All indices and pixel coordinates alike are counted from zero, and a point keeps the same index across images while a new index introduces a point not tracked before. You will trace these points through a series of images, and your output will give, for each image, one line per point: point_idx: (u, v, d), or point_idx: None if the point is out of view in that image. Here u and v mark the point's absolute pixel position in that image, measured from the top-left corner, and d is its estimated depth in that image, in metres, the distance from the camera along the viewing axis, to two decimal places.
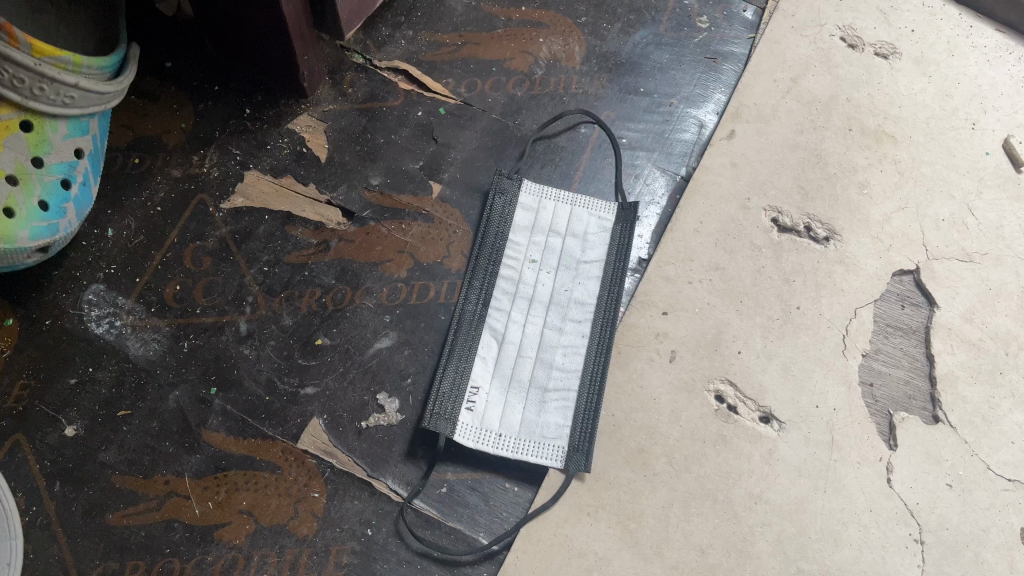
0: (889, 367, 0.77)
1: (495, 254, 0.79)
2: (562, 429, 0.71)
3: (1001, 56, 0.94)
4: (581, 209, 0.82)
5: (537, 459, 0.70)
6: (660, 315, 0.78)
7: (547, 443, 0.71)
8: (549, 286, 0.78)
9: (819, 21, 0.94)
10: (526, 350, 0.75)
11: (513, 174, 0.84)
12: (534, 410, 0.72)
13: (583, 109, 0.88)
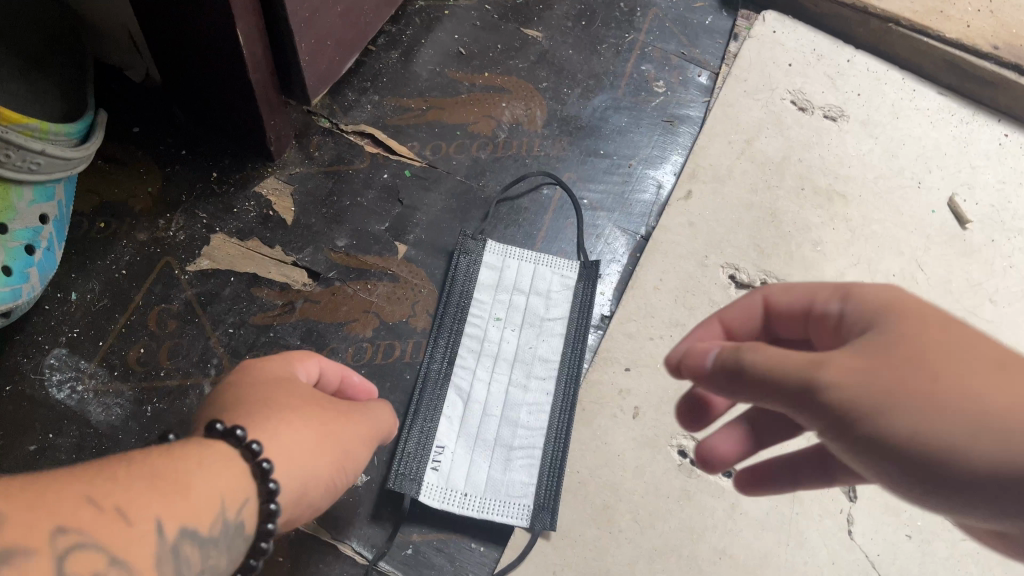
0: None
1: (460, 314, 0.80)
2: (527, 487, 0.72)
3: (944, 118, 0.98)
4: (544, 267, 0.84)
5: (503, 518, 0.71)
6: (623, 371, 0.79)
7: (513, 501, 0.71)
8: (514, 344, 0.80)
9: (770, 85, 0.98)
10: (491, 409, 0.76)
11: (477, 234, 0.85)
12: (499, 468, 0.73)
13: (545, 171, 0.91)
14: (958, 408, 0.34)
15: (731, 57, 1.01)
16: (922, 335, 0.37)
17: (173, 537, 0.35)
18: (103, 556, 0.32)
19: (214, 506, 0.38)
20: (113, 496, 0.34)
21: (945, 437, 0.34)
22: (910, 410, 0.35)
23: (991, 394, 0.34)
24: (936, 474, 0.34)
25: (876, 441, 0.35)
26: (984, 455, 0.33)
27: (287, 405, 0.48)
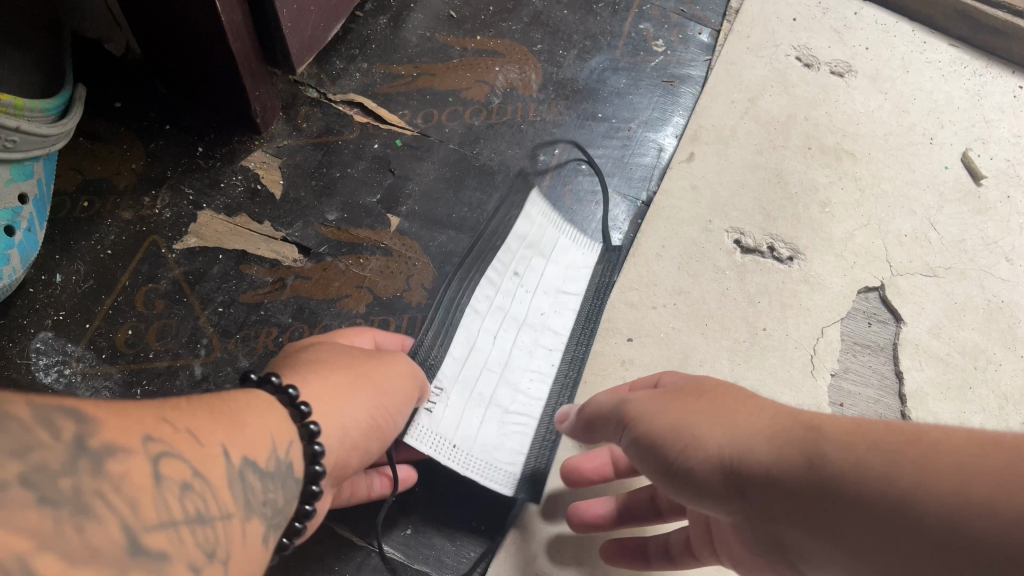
0: (858, 386, 0.76)
1: (482, 257, 0.74)
2: (516, 456, 0.67)
3: (956, 71, 0.94)
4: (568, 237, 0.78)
5: (488, 482, 0.65)
6: (625, 341, 0.76)
7: (499, 468, 0.66)
8: (526, 305, 0.73)
9: (774, 41, 0.94)
10: (493, 366, 0.70)
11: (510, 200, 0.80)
12: (492, 430, 0.67)
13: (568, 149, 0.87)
14: (721, 419, 0.42)
15: (733, 14, 0.97)
16: (730, 390, 0.46)
17: (238, 461, 0.37)
18: (188, 468, 0.34)
19: (268, 438, 0.40)
20: (182, 420, 0.35)
21: (685, 428, 0.43)
22: (684, 424, 0.44)
23: (740, 413, 0.42)
24: (689, 477, 0.42)
25: (659, 454, 0.45)
26: (714, 447, 0.41)
27: (317, 368, 0.51)
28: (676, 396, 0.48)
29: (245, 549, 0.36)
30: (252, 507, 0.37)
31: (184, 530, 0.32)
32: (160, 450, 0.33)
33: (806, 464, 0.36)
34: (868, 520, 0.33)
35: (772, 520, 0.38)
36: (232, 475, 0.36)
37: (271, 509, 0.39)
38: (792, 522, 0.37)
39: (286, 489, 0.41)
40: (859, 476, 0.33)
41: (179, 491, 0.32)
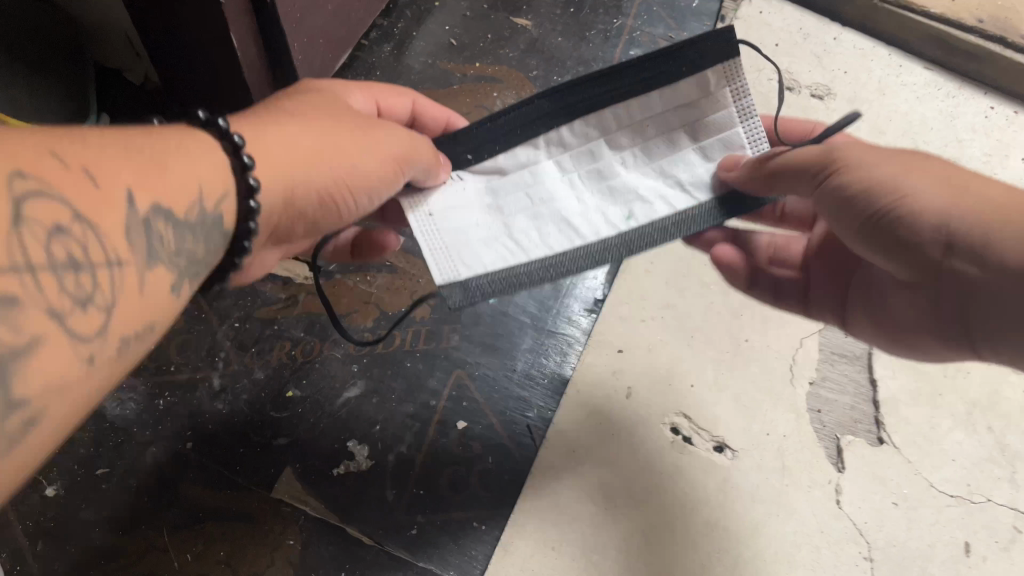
0: (835, 394, 0.82)
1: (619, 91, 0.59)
2: (482, 265, 0.59)
3: (931, 93, 0.99)
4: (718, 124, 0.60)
5: (431, 262, 0.59)
6: (616, 353, 0.81)
7: (456, 262, 0.59)
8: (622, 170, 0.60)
9: (757, 67, 0.99)
10: (535, 196, 0.60)
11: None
12: (483, 236, 0.60)
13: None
14: (951, 189, 0.48)
15: None
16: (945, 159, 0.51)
17: (142, 208, 0.39)
18: (67, 210, 0.35)
19: (186, 188, 0.43)
20: (76, 157, 0.37)
21: (910, 184, 0.49)
22: (902, 179, 0.49)
23: (968, 181, 0.49)
24: (892, 227, 0.50)
25: (863, 203, 0.50)
26: (936, 204, 0.48)
27: (281, 126, 0.52)
28: (888, 150, 0.52)
29: (153, 294, 0.40)
30: (156, 259, 0.40)
31: (77, 279, 0.35)
32: (33, 189, 0.34)
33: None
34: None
35: (988, 282, 0.47)
36: (130, 219, 0.38)
37: (185, 258, 0.43)
38: (996, 277, 0.46)
39: (204, 234, 0.45)
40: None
41: (51, 233, 0.34)
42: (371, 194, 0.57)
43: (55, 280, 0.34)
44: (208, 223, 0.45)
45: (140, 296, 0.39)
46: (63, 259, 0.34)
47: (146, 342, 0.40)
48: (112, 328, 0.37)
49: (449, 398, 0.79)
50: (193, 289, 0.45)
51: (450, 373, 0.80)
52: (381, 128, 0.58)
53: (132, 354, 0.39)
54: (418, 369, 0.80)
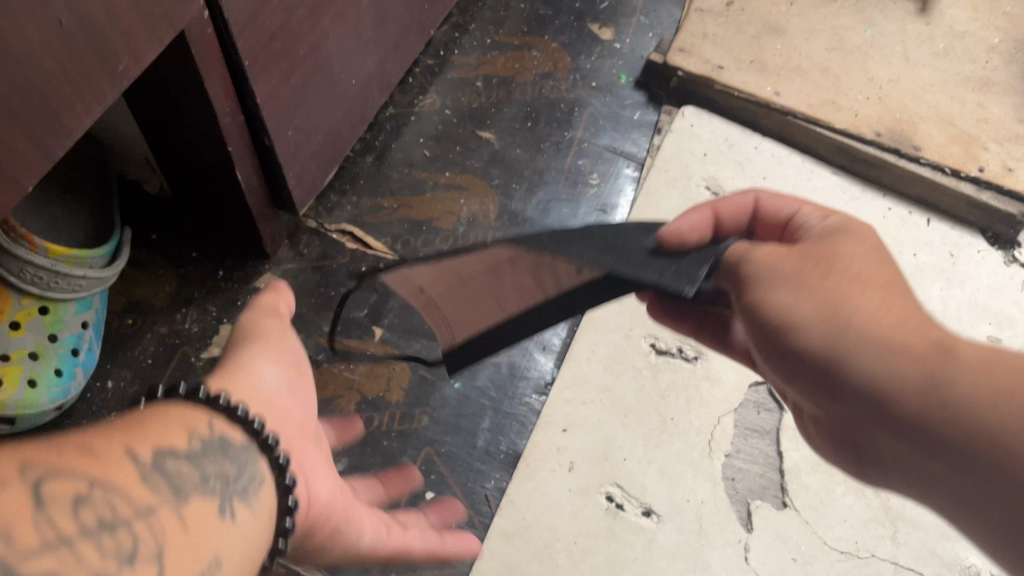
0: (747, 464, 0.96)
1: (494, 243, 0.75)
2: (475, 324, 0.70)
3: (838, 196, 1.15)
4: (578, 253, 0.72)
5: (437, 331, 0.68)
6: (561, 431, 0.96)
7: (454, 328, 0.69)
8: None
9: (687, 174, 1.14)
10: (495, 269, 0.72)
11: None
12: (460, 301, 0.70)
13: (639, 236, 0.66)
14: (837, 311, 0.51)
15: (655, 150, 1.18)
16: (841, 252, 0.54)
17: (146, 456, 0.45)
18: (82, 481, 0.39)
19: (179, 434, 0.49)
20: (92, 445, 0.43)
21: (799, 311, 0.52)
22: (793, 302, 0.52)
23: (842, 305, 0.51)
24: (788, 345, 0.54)
25: (764, 328, 0.55)
26: (817, 331, 0.51)
27: (244, 364, 0.62)
28: (791, 255, 0.54)
29: (195, 522, 0.45)
30: (184, 496, 0.45)
31: (115, 533, 0.39)
32: (43, 475, 0.38)
33: (928, 381, 0.47)
34: (963, 435, 0.46)
35: (872, 415, 0.51)
36: (140, 470, 0.44)
37: (217, 483, 0.49)
38: (885, 415, 0.50)
39: (219, 455, 0.51)
40: (968, 413, 0.45)
41: (75, 505, 0.38)
42: (290, 351, 0.69)
43: (95, 546, 0.38)
44: (214, 445, 0.51)
45: (183, 529, 0.43)
46: (94, 523, 0.38)
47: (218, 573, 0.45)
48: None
49: (420, 471, 0.94)
50: (241, 505, 0.50)
51: (420, 450, 0.95)
52: (251, 321, 0.68)
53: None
54: (394, 447, 0.95)
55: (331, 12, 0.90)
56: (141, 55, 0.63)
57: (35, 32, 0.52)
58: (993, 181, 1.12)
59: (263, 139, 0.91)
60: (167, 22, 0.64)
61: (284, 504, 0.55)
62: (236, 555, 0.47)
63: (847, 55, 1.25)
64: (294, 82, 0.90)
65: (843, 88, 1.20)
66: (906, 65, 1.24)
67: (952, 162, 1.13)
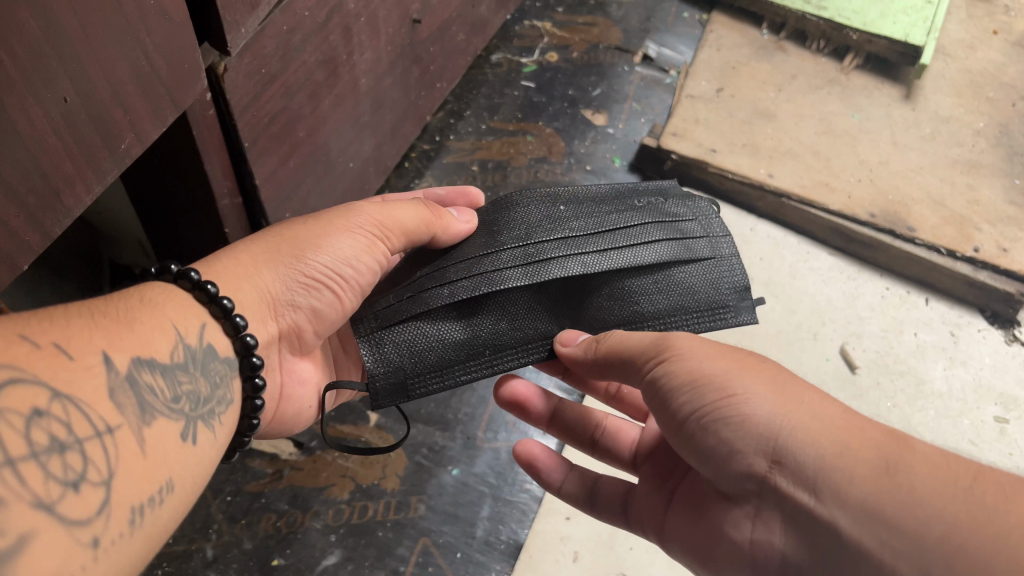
0: None
1: (523, 227, 0.72)
2: (495, 260, 0.70)
3: (835, 276, 1.16)
4: (517, 281, 0.69)
5: (456, 270, 0.70)
6: (563, 519, 0.92)
7: (458, 270, 0.70)
8: (504, 267, 0.69)
9: None
10: (520, 243, 0.70)
11: (449, 329, 0.70)
12: (482, 252, 0.71)
13: (386, 342, 0.69)
14: (779, 420, 0.53)
15: None
16: (786, 379, 0.56)
17: (119, 365, 0.50)
18: (45, 391, 0.43)
19: (165, 338, 0.55)
20: (46, 339, 0.46)
21: (759, 411, 0.53)
22: (735, 379, 0.56)
23: (793, 388, 0.55)
24: (717, 423, 0.54)
25: (704, 437, 0.55)
26: (761, 416, 0.53)
27: (295, 265, 0.67)
28: (755, 379, 0.56)
29: (157, 449, 0.50)
30: (151, 414, 0.50)
31: (65, 457, 0.43)
32: (12, 376, 0.42)
33: (885, 468, 0.49)
34: (915, 537, 0.46)
35: (801, 510, 0.51)
36: (111, 380, 0.48)
37: (186, 404, 0.55)
38: (825, 501, 0.50)
39: (196, 369, 0.57)
40: (920, 506, 0.47)
41: (31, 412, 0.42)
42: (367, 268, 0.71)
43: (42, 467, 0.41)
44: (194, 357, 0.57)
45: (137, 449, 0.48)
46: (47, 443, 0.42)
47: (164, 493, 0.50)
48: (114, 502, 0.45)
49: (416, 563, 0.89)
50: (204, 429, 0.56)
51: (416, 540, 0.91)
52: (378, 209, 0.72)
53: (151, 512, 0.48)
54: (389, 537, 0.91)
55: (330, 96, 0.91)
56: (144, 133, 0.63)
57: (40, 108, 0.52)
58: (989, 260, 1.12)
59: (260, 220, 0.91)
60: (171, 102, 0.64)
61: (247, 423, 0.64)
62: (186, 475, 0.53)
63: (837, 138, 1.27)
64: (293, 164, 0.90)
65: (835, 170, 1.22)
66: (896, 149, 1.27)
67: (948, 243, 1.14)
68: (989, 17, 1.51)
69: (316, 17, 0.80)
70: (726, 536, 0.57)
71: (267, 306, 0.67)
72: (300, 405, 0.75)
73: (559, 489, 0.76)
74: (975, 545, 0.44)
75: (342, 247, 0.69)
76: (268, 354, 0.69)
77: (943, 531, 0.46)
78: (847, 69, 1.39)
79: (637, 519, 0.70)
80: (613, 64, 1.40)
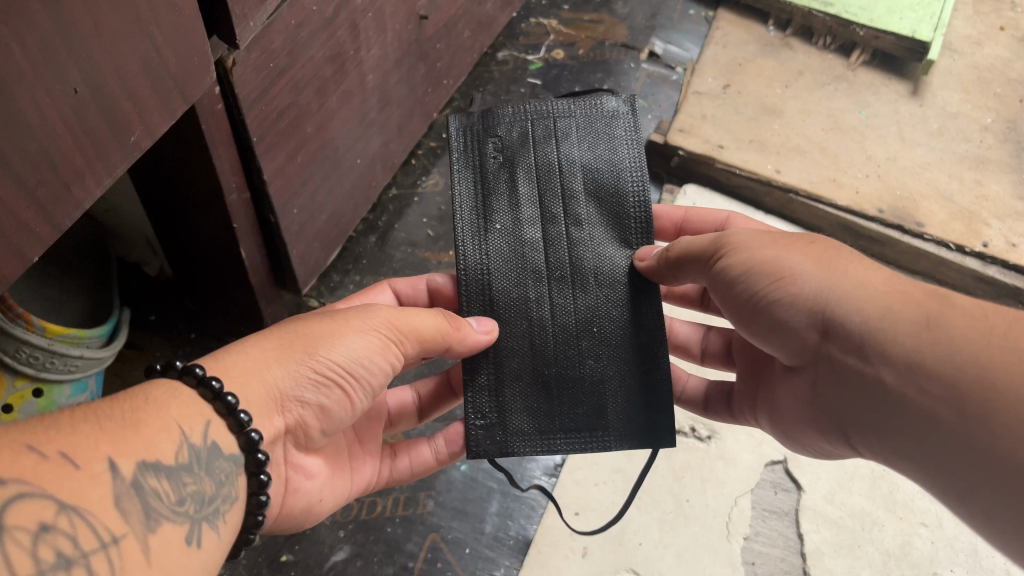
0: (767, 547, 0.93)
1: (518, 267, 0.72)
2: (542, 317, 0.72)
3: None
4: (583, 303, 0.72)
5: (524, 335, 0.71)
6: (573, 515, 0.92)
7: (529, 334, 0.72)
8: (560, 307, 0.72)
9: None
10: (547, 293, 0.72)
11: (599, 362, 0.71)
12: (524, 324, 0.72)
13: (591, 401, 0.71)
14: (828, 289, 0.56)
15: None
16: (835, 249, 0.59)
17: (126, 471, 0.47)
18: (50, 504, 0.42)
19: (171, 438, 0.52)
20: (53, 449, 0.44)
21: (810, 287, 0.57)
22: (783, 257, 0.59)
23: (840, 259, 0.57)
24: (775, 304, 0.59)
25: (768, 313, 0.60)
26: (810, 290, 0.57)
27: (304, 362, 0.62)
28: (804, 256, 0.58)
29: (164, 556, 0.48)
30: (156, 520, 0.48)
31: (70, 575, 0.41)
32: (18, 493, 0.41)
33: (926, 325, 0.51)
34: (953, 386, 0.48)
35: (854, 373, 0.55)
36: (117, 487, 0.47)
37: (191, 505, 0.52)
38: (873, 361, 0.53)
39: (204, 468, 0.54)
40: (957, 355, 0.49)
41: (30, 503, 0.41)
42: (380, 369, 0.67)
43: None
44: (203, 456, 0.54)
45: (143, 556, 0.46)
46: (52, 560, 0.41)
47: None
48: None
49: (425, 559, 0.89)
50: (210, 530, 0.53)
51: (425, 536, 0.91)
52: (383, 313, 0.67)
53: None
54: (398, 533, 0.91)
55: (338, 92, 0.91)
56: (153, 127, 0.63)
57: (51, 100, 0.52)
58: (998, 256, 1.12)
59: (268, 215, 0.91)
60: (180, 95, 0.64)
61: (252, 520, 0.60)
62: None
63: (844, 135, 1.27)
64: (301, 160, 0.90)
65: (842, 166, 1.22)
66: (903, 144, 1.26)
67: (956, 238, 1.13)
68: (996, 13, 1.50)
69: (324, 12, 0.80)
70: (811, 404, 0.62)
71: (274, 401, 0.61)
72: (309, 501, 0.70)
73: (682, 394, 0.82)
74: (1003, 386, 0.46)
75: (352, 344, 0.65)
76: (273, 451, 0.64)
77: (976, 374, 0.47)
78: (854, 66, 1.38)
79: (739, 406, 0.76)
80: (620, 61, 1.40)
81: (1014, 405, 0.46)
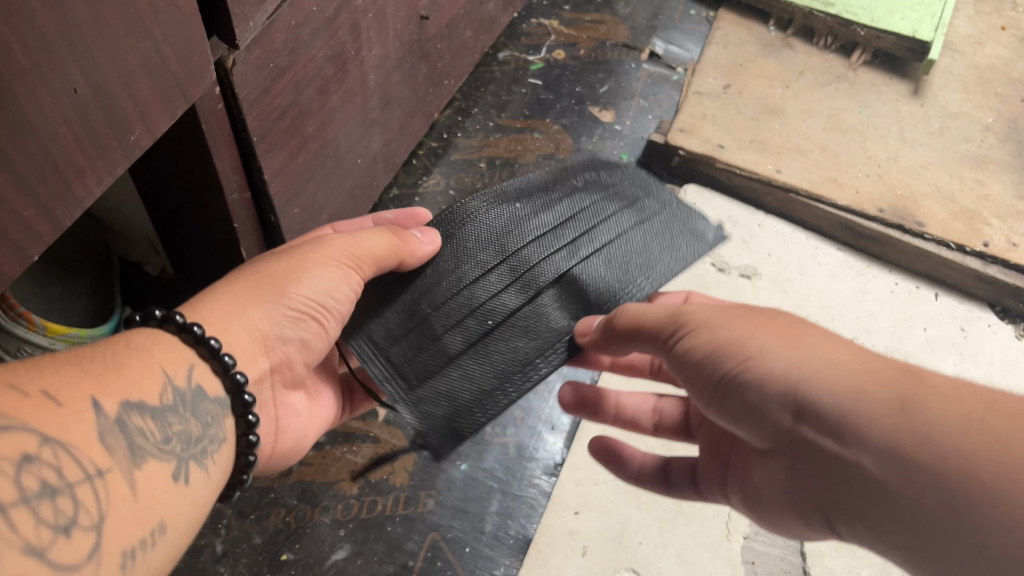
0: (767, 546, 0.92)
1: (495, 229, 0.70)
2: (478, 281, 0.69)
3: (843, 272, 1.16)
4: (506, 300, 0.69)
5: (448, 293, 0.69)
6: (572, 515, 0.92)
7: (455, 287, 0.69)
8: (489, 284, 0.69)
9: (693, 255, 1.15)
10: (499, 252, 0.69)
11: (466, 364, 0.69)
12: (459, 268, 0.69)
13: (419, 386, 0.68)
14: (797, 369, 0.52)
15: None
16: (805, 324, 0.56)
17: (107, 410, 0.48)
18: (34, 438, 0.43)
19: (154, 381, 0.53)
20: (35, 387, 0.45)
21: (778, 366, 0.53)
22: (749, 338, 0.55)
23: (805, 336, 0.54)
24: (744, 388, 0.54)
25: (735, 394, 0.55)
26: (778, 370, 0.53)
27: (266, 301, 0.63)
28: (771, 333, 0.55)
29: (148, 493, 0.49)
30: (140, 456, 0.49)
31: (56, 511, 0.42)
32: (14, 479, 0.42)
33: (900, 405, 0.48)
34: (938, 477, 0.45)
35: (835, 463, 0.51)
36: (101, 424, 0.47)
37: (177, 444, 0.53)
38: (851, 446, 0.49)
39: (187, 410, 0.55)
40: (941, 439, 0.45)
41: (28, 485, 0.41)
42: (347, 297, 0.66)
43: (33, 513, 0.41)
44: (186, 399, 0.55)
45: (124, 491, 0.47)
46: (37, 489, 0.41)
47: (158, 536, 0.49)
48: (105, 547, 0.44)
49: (425, 557, 0.89)
50: (197, 468, 0.54)
51: (425, 535, 0.91)
52: (344, 243, 0.67)
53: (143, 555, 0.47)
54: (398, 532, 0.91)
55: (339, 92, 0.91)
56: (153, 125, 0.63)
57: (51, 99, 0.52)
58: (999, 255, 1.12)
59: (268, 215, 0.91)
60: (181, 94, 0.65)
61: (244, 461, 0.61)
62: (181, 516, 0.52)
63: (844, 134, 1.27)
64: (302, 159, 0.90)
65: (843, 166, 1.22)
66: (904, 144, 1.26)
67: (957, 238, 1.13)
68: (997, 13, 1.50)
69: (324, 11, 0.80)
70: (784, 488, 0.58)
71: (259, 343, 0.63)
72: (298, 436, 0.73)
73: (658, 427, 0.80)
74: (990, 476, 0.43)
75: (314, 278, 0.65)
76: (262, 390, 0.66)
77: (962, 462, 0.44)
78: (855, 65, 1.38)
79: (707, 483, 0.72)
80: (620, 62, 1.40)
81: (1007, 494, 0.43)
